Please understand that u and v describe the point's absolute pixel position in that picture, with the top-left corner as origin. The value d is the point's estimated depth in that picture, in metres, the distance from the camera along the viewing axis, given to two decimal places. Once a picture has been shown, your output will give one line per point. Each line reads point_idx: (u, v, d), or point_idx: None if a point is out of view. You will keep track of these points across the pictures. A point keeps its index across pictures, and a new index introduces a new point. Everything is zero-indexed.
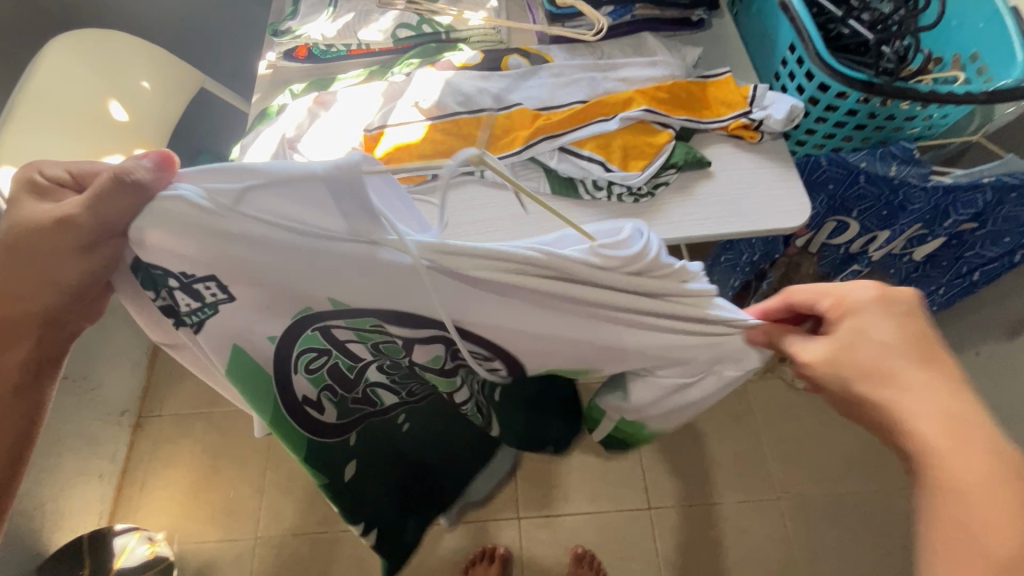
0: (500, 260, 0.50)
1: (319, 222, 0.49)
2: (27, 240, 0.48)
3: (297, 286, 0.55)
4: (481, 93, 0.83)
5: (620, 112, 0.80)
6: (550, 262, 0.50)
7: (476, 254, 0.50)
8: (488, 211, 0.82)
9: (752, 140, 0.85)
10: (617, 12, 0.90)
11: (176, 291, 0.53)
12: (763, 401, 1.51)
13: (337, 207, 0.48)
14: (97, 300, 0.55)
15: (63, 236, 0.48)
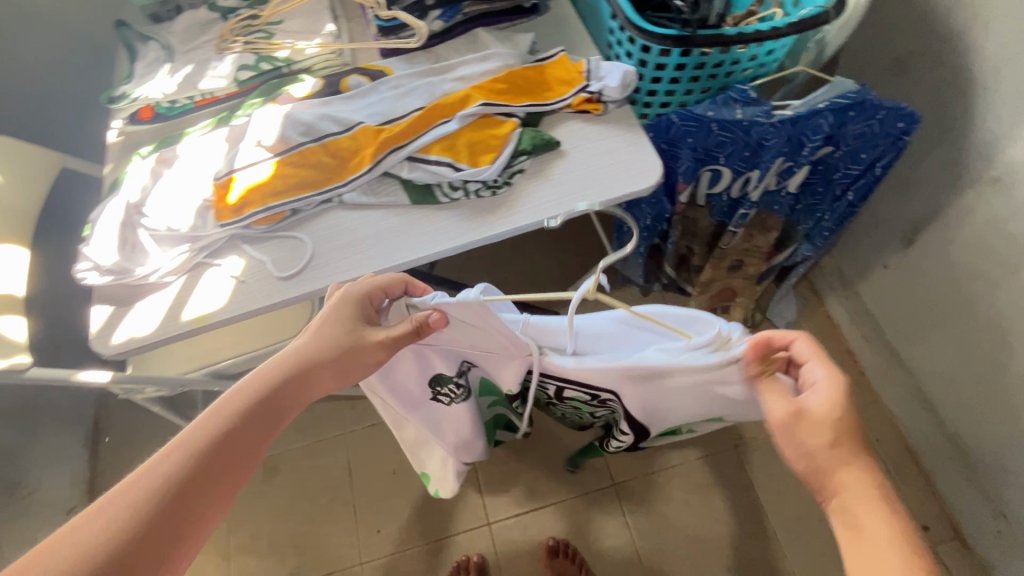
0: (619, 365, 0.65)
1: (473, 346, 0.69)
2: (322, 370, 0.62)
3: (475, 359, 0.73)
4: (322, 119, 0.83)
5: (459, 111, 0.81)
6: (651, 365, 0.63)
7: (600, 364, 0.66)
8: (352, 234, 0.82)
9: (599, 112, 0.87)
10: (447, 14, 0.91)
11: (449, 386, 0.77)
12: None
13: (467, 327, 0.66)
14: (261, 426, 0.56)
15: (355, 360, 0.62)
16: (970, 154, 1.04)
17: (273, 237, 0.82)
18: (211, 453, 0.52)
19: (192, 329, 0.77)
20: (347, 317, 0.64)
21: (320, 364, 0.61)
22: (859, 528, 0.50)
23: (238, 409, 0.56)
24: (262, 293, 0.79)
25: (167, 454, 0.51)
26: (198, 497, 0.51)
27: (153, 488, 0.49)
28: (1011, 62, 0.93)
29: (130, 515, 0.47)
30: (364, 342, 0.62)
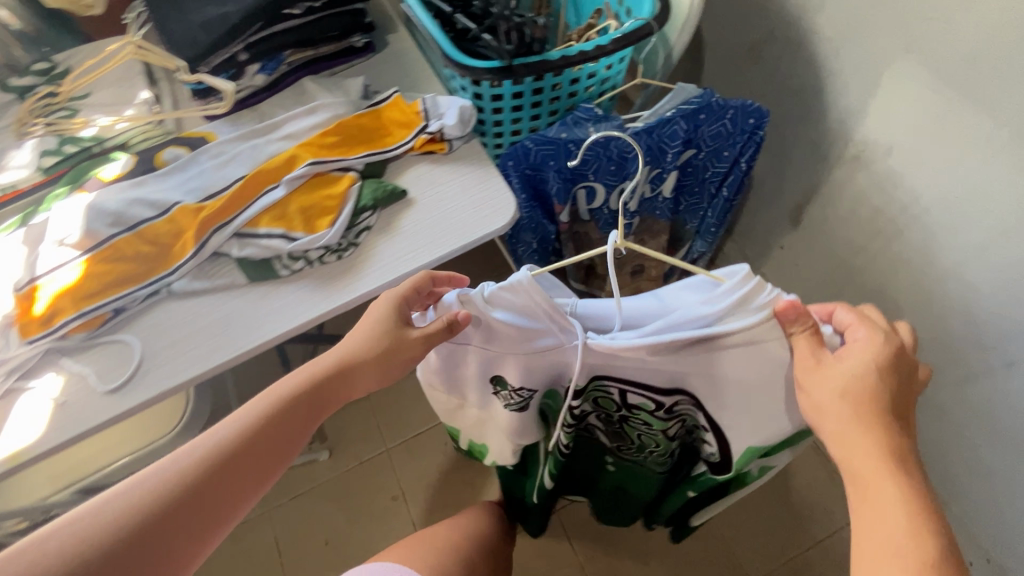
0: (658, 336, 0.61)
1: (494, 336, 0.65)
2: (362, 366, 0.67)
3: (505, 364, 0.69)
4: (134, 204, 0.74)
5: (285, 175, 0.74)
6: (699, 332, 0.60)
7: (631, 340, 0.61)
8: (189, 326, 0.74)
9: (445, 151, 0.82)
10: (269, 66, 0.84)
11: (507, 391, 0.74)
12: None
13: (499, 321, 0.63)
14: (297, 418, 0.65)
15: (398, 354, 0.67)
16: (829, 133, 1.05)
17: (95, 344, 0.73)
18: (246, 442, 0.61)
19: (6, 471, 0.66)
20: (393, 314, 0.68)
21: (357, 364, 0.67)
22: (869, 498, 0.55)
23: (276, 407, 0.64)
24: (86, 412, 0.69)
25: (205, 440, 0.61)
26: (233, 476, 0.60)
27: (198, 465, 0.59)
28: (847, 43, 0.94)
29: (174, 484, 0.57)
30: (399, 341, 0.66)
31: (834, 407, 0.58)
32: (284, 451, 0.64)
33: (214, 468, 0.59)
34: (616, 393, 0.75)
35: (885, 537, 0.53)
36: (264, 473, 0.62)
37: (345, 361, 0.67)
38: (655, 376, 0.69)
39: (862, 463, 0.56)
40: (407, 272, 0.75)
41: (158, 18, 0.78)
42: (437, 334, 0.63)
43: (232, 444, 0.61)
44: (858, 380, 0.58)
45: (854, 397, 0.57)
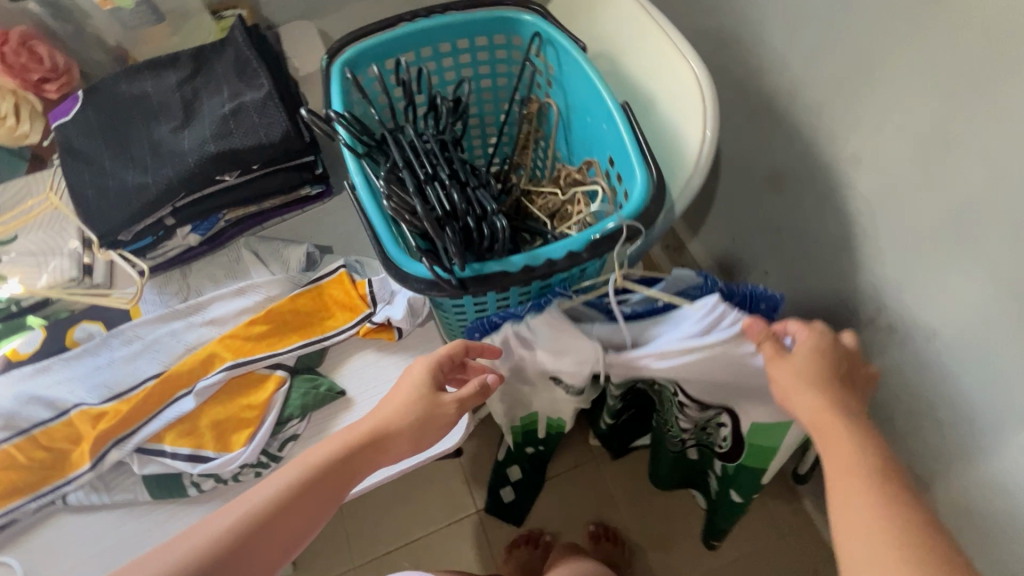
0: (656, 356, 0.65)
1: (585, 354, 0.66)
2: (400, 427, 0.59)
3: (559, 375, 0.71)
4: (29, 402, 0.64)
5: (199, 380, 0.64)
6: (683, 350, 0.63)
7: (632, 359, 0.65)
8: (80, 548, 0.63)
9: (394, 339, 0.70)
10: (204, 224, 0.74)
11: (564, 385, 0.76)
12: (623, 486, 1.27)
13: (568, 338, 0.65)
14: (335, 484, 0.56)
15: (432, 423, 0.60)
16: (854, 292, 0.87)
17: None
18: (274, 511, 0.53)
19: None
20: (429, 377, 0.62)
21: (394, 436, 0.59)
22: (834, 456, 0.50)
23: (306, 472, 0.55)
24: None
25: (219, 515, 0.52)
26: (261, 545, 0.52)
27: (217, 540, 0.50)
28: (881, 203, 0.76)
29: (192, 561, 0.49)
30: (434, 409, 0.60)
31: (785, 378, 0.57)
32: (313, 518, 0.55)
33: (236, 539, 0.51)
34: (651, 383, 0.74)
35: (849, 495, 0.47)
36: (297, 535, 0.54)
37: (383, 429, 0.59)
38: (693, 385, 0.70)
39: (814, 427, 0.53)
40: None
41: (74, 180, 0.68)
42: (466, 397, 0.61)
43: (256, 515, 0.52)
44: (807, 364, 0.57)
45: (804, 374, 0.56)
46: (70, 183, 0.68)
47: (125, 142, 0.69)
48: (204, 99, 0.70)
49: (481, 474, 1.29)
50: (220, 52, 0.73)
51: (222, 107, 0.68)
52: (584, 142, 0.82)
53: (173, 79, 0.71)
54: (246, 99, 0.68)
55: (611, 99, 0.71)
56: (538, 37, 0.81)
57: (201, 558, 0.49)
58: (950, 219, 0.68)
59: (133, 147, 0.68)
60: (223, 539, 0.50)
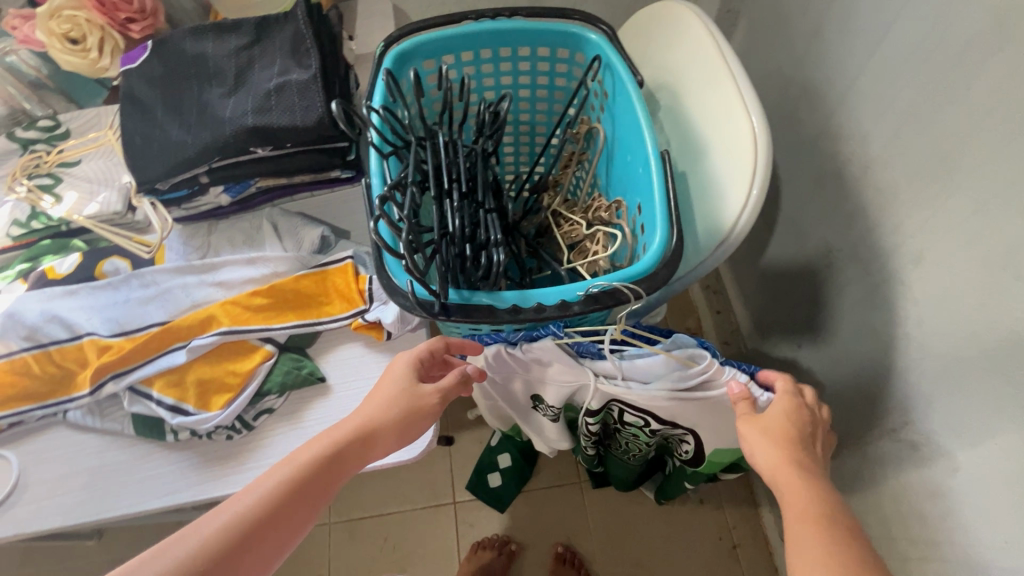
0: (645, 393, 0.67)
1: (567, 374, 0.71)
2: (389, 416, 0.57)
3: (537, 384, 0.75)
4: (51, 322, 0.71)
5: (194, 338, 0.67)
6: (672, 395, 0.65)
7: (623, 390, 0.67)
8: (67, 462, 0.70)
9: (382, 339, 0.71)
10: (236, 187, 0.77)
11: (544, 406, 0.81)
12: (598, 518, 1.25)
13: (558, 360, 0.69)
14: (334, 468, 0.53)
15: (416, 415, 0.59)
16: (881, 394, 0.79)
17: None
18: (279, 497, 0.49)
19: None
20: (410, 375, 0.61)
21: (381, 427, 0.57)
22: (793, 506, 0.49)
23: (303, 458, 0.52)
24: None
25: (215, 510, 0.47)
26: (269, 535, 0.47)
27: (224, 533, 0.45)
28: (927, 313, 0.68)
29: (200, 559, 0.43)
30: (421, 401, 0.60)
31: (752, 430, 0.57)
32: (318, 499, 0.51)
33: (245, 530, 0.46)
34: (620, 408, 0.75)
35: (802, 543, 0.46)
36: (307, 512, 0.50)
37: (372, 418, 0.57)
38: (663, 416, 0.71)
39: (775, 476, 0.52)
40: None
41: (127, 126, 0.72)
42: (451, 386, 0.62)
43: (259, 505, 0.48)
44: (778, 417, 0.57)
45: (773, 428, 0.56)
46: (123, 127, 0.73)
47: (178, 99, 0.72)
48: (255, 70, 0.72)
49: (465, 469, 1.30)
50: (280, 23, 0.73)
51: (268, 82, 0.70)
52: (620, 178, 0.79)
53: (233, 45, 0.73)
54: (292, 78, 0.69)
55: (652, 144, 0.67)
56: (599, 60, 0.76)
57: (212, 548, 0.44)
58: (993, 354, 0.60)
59: (184, 105, 0.71)
60: (232, 528, 0.46)
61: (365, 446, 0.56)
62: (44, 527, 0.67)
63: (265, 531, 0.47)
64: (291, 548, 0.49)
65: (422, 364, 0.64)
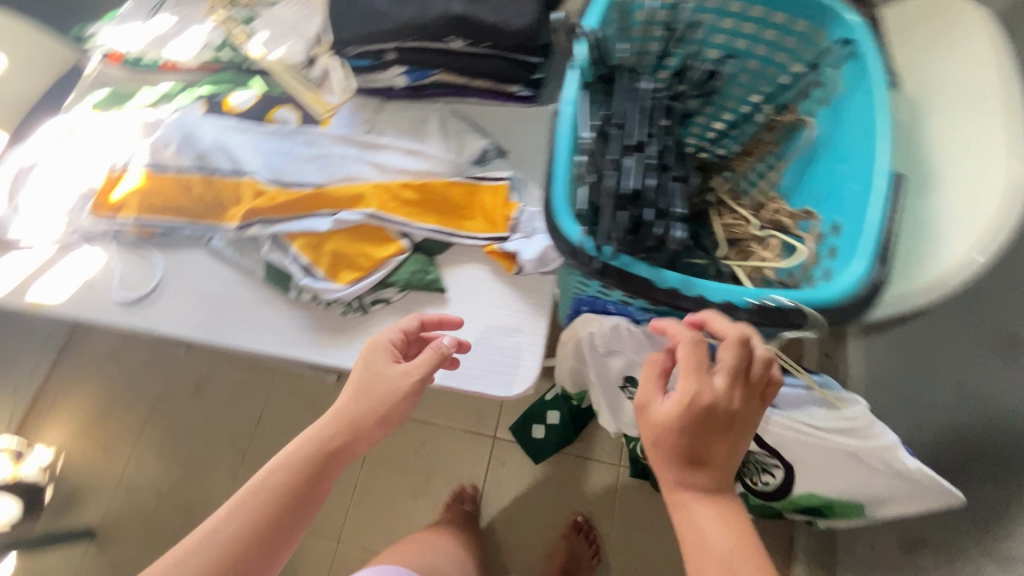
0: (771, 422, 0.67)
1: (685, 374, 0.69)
2: (382, 402, 0.60)
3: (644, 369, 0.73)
4: (220, 151, 0.74)
5: (341, 210, 0.68)
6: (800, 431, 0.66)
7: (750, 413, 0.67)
8: (200, 282, 0.75)
9: (512, 271, 0.68)
10: (416, 73, 0.75)
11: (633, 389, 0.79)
12: (626, 509, 1.23)
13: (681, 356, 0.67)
14: (338, 450, 0.59)
15: (403, 400, 0.60)
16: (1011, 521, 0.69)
17: (135, 247, 0.78)
18: (264, 518, 0.55)
19: (26, 309, 0.77)
20: (378, 370, 0.61)
21: (373, 417, 0.60)
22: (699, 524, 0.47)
23: (275, 484, 0.56)
24: (98, 304, 0.76)
25: (203, 537, 0.53)
26: (285, 526, 0.56)
27: (223, 552, 0.53)
28: None
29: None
30: (397, 386, 0.60)
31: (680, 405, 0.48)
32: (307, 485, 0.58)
33: (240, 548, 0.53)
34: None
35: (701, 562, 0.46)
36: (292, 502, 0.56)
37: (343, 428, 0.59)
38: (767, 436, 0.69)
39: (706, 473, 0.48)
40: None
41: None
42: (425, 371, 0.60)
43: (246, 527, 0.54)
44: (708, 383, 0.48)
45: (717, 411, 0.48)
46: None
47: None
48: None
49: (516, 412, 1.32)
50: None
51: None
52: (818, 187, 0.69)
53: None
54: None
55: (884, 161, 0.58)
56: (845, 46, 0.64)
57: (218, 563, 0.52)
58: None
59: None
60: (227, 547, 0.53)
61: (368, 423, 0.59)
62: (170, 333, 0.73)
63: (284, 522, 0.56)
64: (309, 520, 0.58)
65: (395, 348, 0.63)
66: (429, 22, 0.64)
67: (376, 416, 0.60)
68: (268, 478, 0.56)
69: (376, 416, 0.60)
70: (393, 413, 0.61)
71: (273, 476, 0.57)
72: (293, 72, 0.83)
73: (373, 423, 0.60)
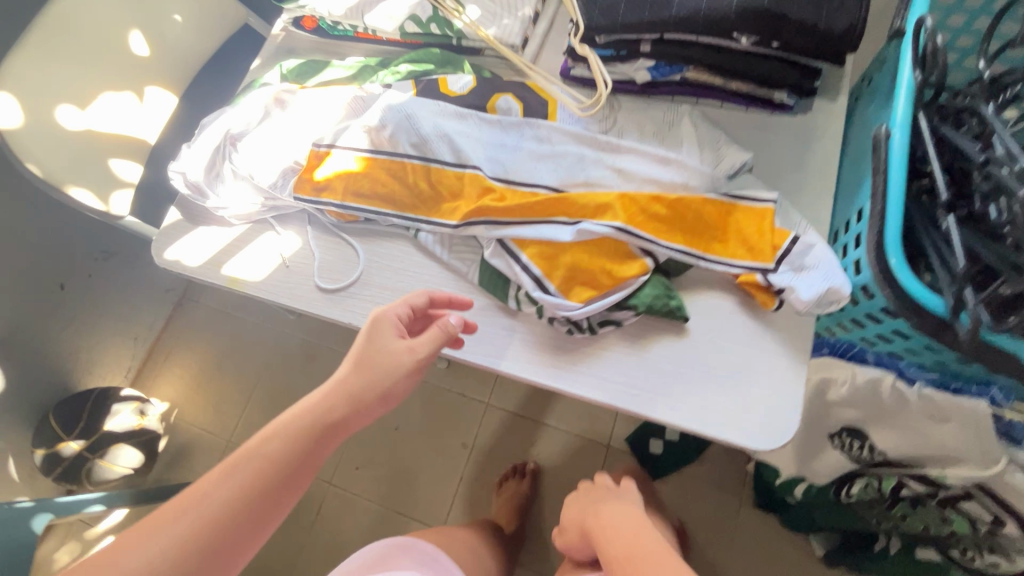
0: None
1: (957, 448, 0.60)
2: (382, 374, 0.57)
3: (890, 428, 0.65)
4: (441, 139, 0.68)
5: (583, 219, 0.61)
6: None
7: None
8: (406, 277, 0.70)
9: (768, 307, 0.60)
10: (663, 69, 0.66)
11: (855, 440, 0.72)
12: None
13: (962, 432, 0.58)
14: (348, 421, 0.55)
15: (399, 372, 0.58)
16: None
17: (335, 232, 0.74)
18: (255, 489, 0.50)
19: (224, 284, 0.75)
20: (377, 344, 0.58)
21: (365, 385, 0.56)
22: None
23: (270, 453, 0.51)
24: (297, 289, 0.72)
25: (195, 500, 0.48)
26: (279, 490, 0.51)
27: (203, 525, 0.47)
28: None
29: (193, 547, 0.46)
30: (381, 355, 0.58)
31: None
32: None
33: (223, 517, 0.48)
34: (966, 493, 0.65)
35: None
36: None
37: (344, 401, 0.56)
38: None
39: None
40: (615, 402, 0.61)
41: None
42: (434, 346, 0.59)
43: (229, 499, 0.49)
44: None
45: None
46: None
47: None
48: None
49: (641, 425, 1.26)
50: None
51: None
52: None
53: None
54: None
55: None
56: None
57: (197, 533, 0.47)
58: None
59: None
60: (208, 519, 0.48)
61: (373, 391, 0.56)
62: None
63: (278, 494, 0.51)
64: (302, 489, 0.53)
65: (402, 324, 0.61)
66: (723, 12, 0.55)
67: (383, 388, 0.57)
68: (262, 446, 0.52)
69: (380, 389, 0.57)
70: (397, 386, 0.58)
71: (264, 448, 0.51)
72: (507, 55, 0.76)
73: (383, 399, 0.57)
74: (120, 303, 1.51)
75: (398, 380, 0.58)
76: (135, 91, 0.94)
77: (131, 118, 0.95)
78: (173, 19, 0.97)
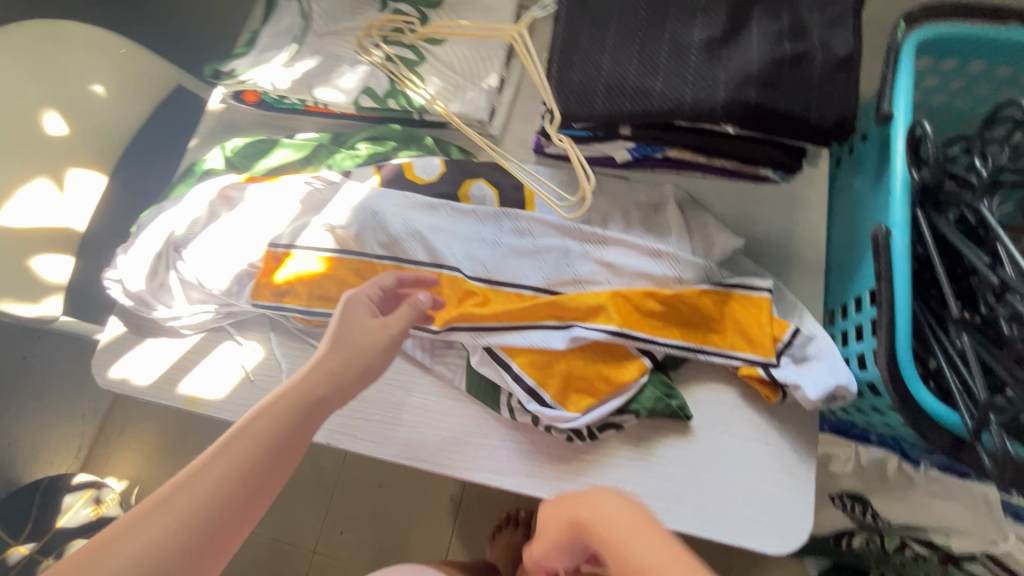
0: None
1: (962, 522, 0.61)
2: (365, 351, 0.52)
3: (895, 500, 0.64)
4: (412, 238, 0.63)
5: (576, 322, 0.58)
6: None
7: None
8: (386, 386, 0.64)
9: (771, 400, 0.58)
10: (643, 149, 0.63)
11: (857, 503, 0.69)
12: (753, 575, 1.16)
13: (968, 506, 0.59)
14: (334, 398, 0.49)
15: (381, 351, 0.53)
16: None
17: (302, 338, 0.67)
18: (251, 464, 0.42)
19: (181, 405, 0.67)
20: (352, 324, 0.53)
21: (346, 361, 0.50)
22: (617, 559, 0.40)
23: (259, 428, 0.44)
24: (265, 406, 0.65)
25: (176, 490, 0.39)
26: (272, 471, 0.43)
27: (194, 510, 0.39)
28: None
29: (187, 529, 0.38)
30: (361, 334, 0.53)
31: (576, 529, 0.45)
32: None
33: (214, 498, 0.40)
34: (971, 558, 0.64)
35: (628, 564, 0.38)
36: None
37: (327, 379, 0.49)
38: None
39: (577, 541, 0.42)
40: None
41: (566, 35, 0.58)
42: (408, 324, 0.55)
43: (219, 481, 0.40)
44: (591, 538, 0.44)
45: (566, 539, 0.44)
46: (561, 34, 0.58)
47: (643, 23, 0.56)
48: (759, 16, 0.54)
49: None
50: None
51: (776, 46, 0.52)
52: None
53: None
54: (818, 47, 0.52)
55: None
56: None
57: (190, 515, 0.38)
58: None
59: (650, 35, 0.56)
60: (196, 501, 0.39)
61: (357, 368, 0.51)
62: (354, 449, 0.63)
63: (274, 468, 0.43)
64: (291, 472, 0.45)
65: (375, 305, 0.56)
66: (709, 105, 0.52)
67: (365, 364, 0.51)
68: (248, 424, 0.44)
69: (365, 364, 0.51)
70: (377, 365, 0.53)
71: (251, 425, 0.44)
72: (474, 131, 0.71)
73: (367, 376, 0.52)
74: (64, 381, 1.37)
75: (381, 354, 0.53)
76: (57, 176, 0.84)
77: (57, 207, 0.84)
78: (93, 91, 0.86)
